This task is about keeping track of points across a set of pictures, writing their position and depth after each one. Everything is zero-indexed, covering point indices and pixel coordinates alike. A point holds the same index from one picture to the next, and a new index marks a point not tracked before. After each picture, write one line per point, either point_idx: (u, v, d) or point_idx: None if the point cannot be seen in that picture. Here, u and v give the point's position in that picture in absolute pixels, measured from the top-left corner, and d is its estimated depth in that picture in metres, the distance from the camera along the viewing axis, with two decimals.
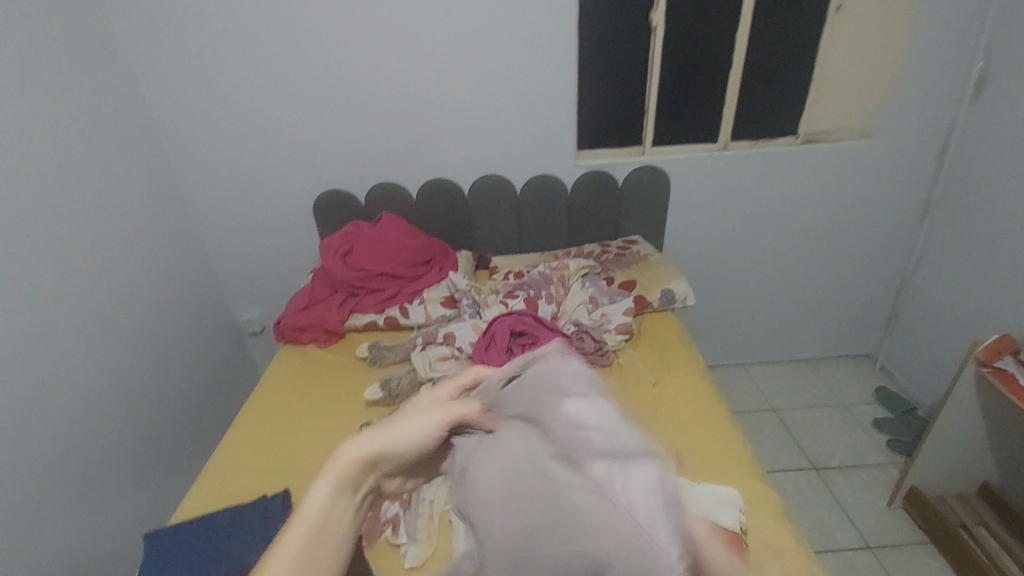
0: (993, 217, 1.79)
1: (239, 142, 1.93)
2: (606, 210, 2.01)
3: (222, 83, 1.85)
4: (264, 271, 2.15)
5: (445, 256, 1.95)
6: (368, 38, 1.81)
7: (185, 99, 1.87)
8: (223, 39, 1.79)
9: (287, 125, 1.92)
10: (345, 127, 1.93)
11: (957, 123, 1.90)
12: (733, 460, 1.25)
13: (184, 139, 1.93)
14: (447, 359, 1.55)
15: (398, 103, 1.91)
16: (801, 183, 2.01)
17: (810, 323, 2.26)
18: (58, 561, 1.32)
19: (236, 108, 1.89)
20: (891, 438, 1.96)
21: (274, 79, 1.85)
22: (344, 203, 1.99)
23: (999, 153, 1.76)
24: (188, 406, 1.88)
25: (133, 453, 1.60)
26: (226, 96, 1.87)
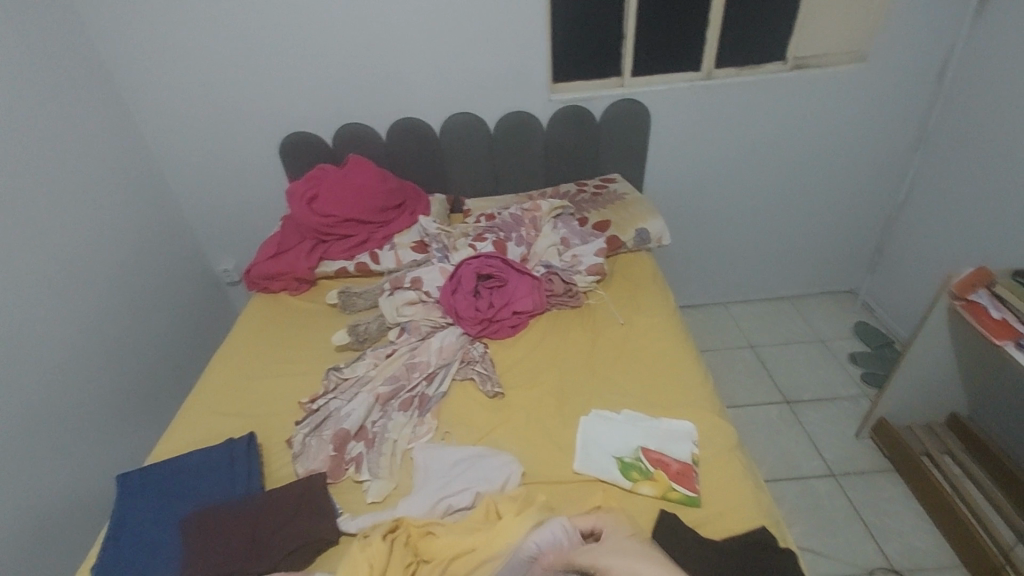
0: (987, 145, 1.70)
1: (194, 79, 1.82)
2: (582, 147, 1.93)
3: (167, 14, 1.71)
4: (234, 217, 2.09)
5: (417, 200, 1.90)
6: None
7: (129, 30, 1.73)
8: None
9: (243, 61, 1.80)
10: (305, 60, 1.81)
11: (959, 43, 1.78)
12: (695, 397, 1.26)
13: (136, 77, 1.81)
14: (415, 303, 1.54)
15: (359, 34, 1.78)
16: (788, 113, 1.91)
17: (793, 259, 2.23)
18: (43, 500, 1.37)
19: (187, 40, 1.75)
20: (864, 371, 1.98)
21: (223, 9, 1.71)
22: (310, 146, 1.91)
23: (998, 75, 1.66)
24: (166, 353, 1.90)
25: (111, 400, 1.64)
26: (175, 28, 1.73)
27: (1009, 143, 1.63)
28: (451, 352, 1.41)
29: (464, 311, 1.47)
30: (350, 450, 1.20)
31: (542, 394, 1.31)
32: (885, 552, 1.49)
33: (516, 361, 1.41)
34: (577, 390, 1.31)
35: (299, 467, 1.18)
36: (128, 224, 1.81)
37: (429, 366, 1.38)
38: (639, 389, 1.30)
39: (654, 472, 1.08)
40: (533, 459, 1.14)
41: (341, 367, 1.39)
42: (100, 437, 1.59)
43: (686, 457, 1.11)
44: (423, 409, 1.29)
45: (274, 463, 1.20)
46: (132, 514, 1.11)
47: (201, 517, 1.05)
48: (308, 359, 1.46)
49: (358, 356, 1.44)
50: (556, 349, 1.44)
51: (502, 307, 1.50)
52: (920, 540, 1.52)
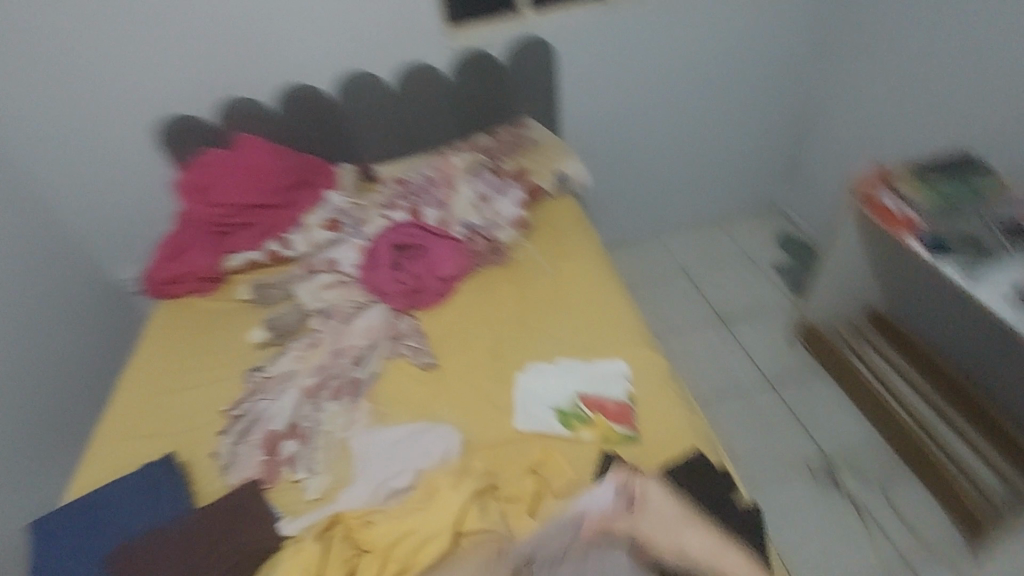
0: (884, 44, 1.74)
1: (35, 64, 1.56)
2: (491, 94, 1.83)
3: None
4: (117, 219, 1.85)
5: (321, 173, 1.77)
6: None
7: None
8: None
9: (89, 37, 1.55)
10: (164, 29, 1.58)
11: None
12: (627, 335, 1.27)
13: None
14: (334, 286, 1.46)
15: None
16: (693, 32, 1.88)
17: (717, 181, 2.25)
18: None
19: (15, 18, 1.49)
20: (789, 280, 2.08)
21: None
22: (192, 129, 1.72)
23: None
24: (71, 380, 1.72)
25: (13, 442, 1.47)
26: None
27: (901, 40, 1.67)
28: (378, 331, 1.34)
29: (386, 286, 1.42)
30: (282, 451, 1.13)
31: (477, 358, 1.28)
32: (817, 443, 1.63)
33: (448, 329, 1.37)
34: (512, 348, 1.29)
35: (230, 478, 1.11)
36: None
37: (356, 349, 1.31)
38: (572, 336, 1.29)
39: (593, 417, 1.09)
40: (474, 425, 1.13)
41: (263, 367, 1.30)
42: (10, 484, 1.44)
43: (622, 396, 1.12)
44: (355, 394, 1.23)
45: (204, 479, 1.13)
46: (52, 561, 1.02)
47: (127, 552, 0.97)
48: (226, 363, 1.36)
49: (279, 351, 1.34)
50: (487, 309, 1.40)
51: (426, 275, 1.44)
52: (848, 428, 1.65)
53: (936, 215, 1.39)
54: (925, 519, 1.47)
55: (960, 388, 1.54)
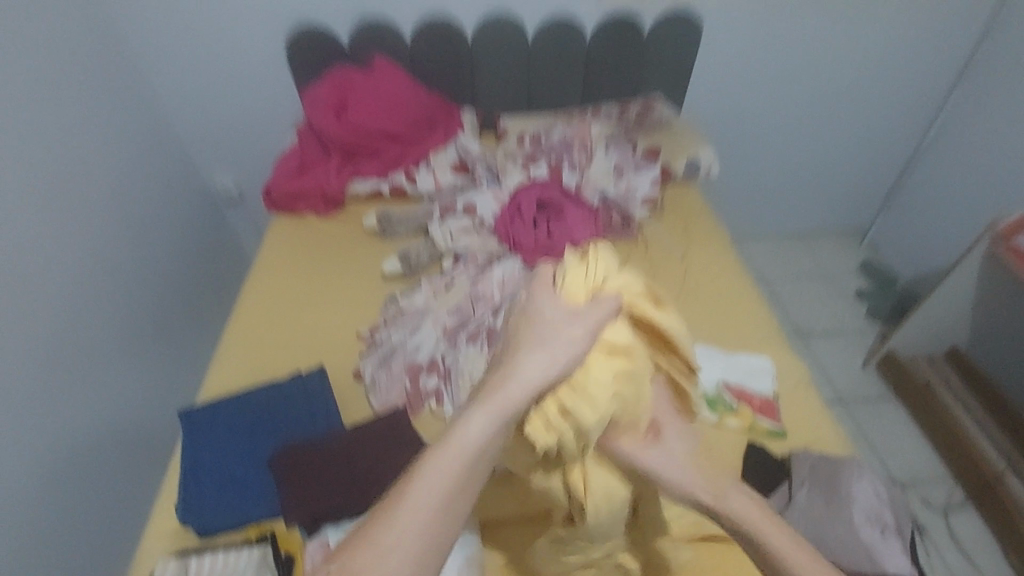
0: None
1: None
2: (625, 59, 1.71)
3: None
4: (230, 126, 1.84)
5: (448, 114, 1.68)
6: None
7: None
8: None
9: None
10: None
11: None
12: (761, 330, 1.29)
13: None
14: (468, 231, 1.43)
15: None
16: (837, 43, 1.81)
17: (811, 196, 2.23)
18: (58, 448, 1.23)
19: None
20: (871, 307, 2.07)
21: None
22: (322, 47, 1.64)
23: None
24: (170, 296, 1.71)
25: (116, 343, 1.46)
26: None
27: None
28: (517, 283, 1.27)
29: (525, 241, 1.39)
30: (426, 385, 1.15)
31: None
32: (888, 469, 1.65)
33: None
34: None
35: (374, 400, 1.14)
36: (114, 131, 1.56)
37: (495, 298, 1.26)
38: (704, 323, 1.30)
39: (739, 408, 1.10)
40: None
41: (398, 298, 1.31)
42: (123, 369, 1.47)
43: (768, 392, 1.13)
44: (492, 342, 1.15)
45: (343, 398, 1.16)
46: (205, 446, 1.01)
47: (285, 457, 0.98)
48: (354, 291, 1.37)
49: (414, 287, 1.34)
50: None
51: (562, 238, 1.39)
52: (917, 457, 1.68)
53: None
54: (981, 554, 1.49)
55: None
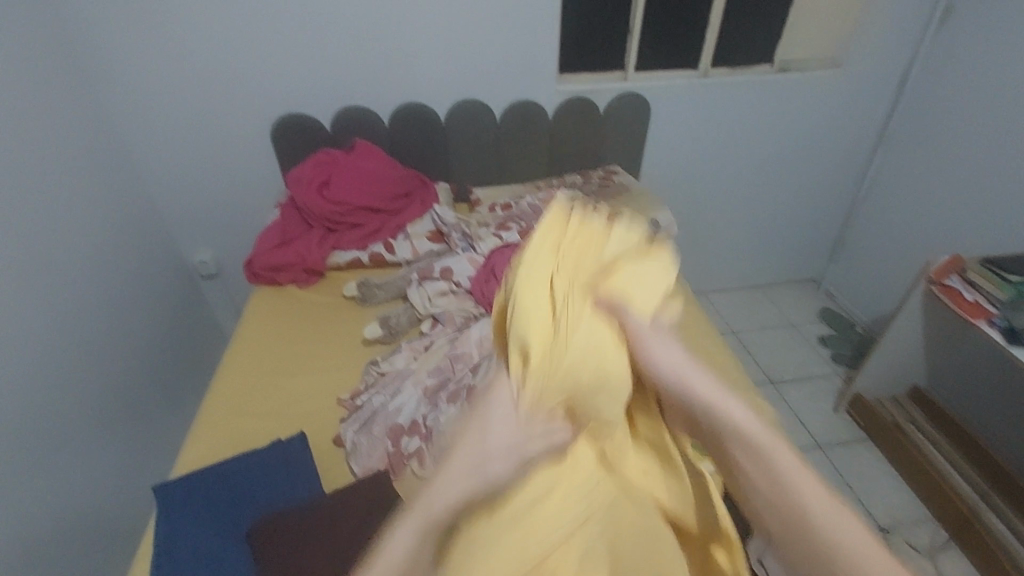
0: (958, 139, 1.86)
1: (171, 39, 1.62)
2: (584, 135, 1.89)
3: (153, 9, 1.57)
4: (216, 205, 1.93)
5: (424, 188, 1.80)
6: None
7: (116, 28, 1.58)
8: None
9: (222, 53, 1.66)
10: (298, 25, 1.64)
11: (924, 41, 1.93)
12: (729, 375, 1.35)
13: (96, 32, 1.58)
14: (446, 295, 1.49)
15: (353, 14, 1.65)
16: (772, 116, 2.04)
17: (766, 251, 2.40)
18: (24, 540, 1.18)
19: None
20: (833, 351, 2.18)
21: None
22: (307, 132, 1.78)
23: (963, 79, 1.82)
24: (144, 373, 1.70)
25: (89, 424, 1.43)
26: (160, 19, 1.58)
27: (955, 155, 1.88)
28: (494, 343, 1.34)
29: None
30: (408, 446, 1.15)
31: None
32: (871, 512, 1.67)
33: None
34: None
35: (355, 466, 1.14)
36: (104, 213, 1.63)
37: (474, 357, 1.31)
38: None
39: None
40: None
41: (379, 361, 1.34)
42: (98, 445, 1.45)
43: None
44: None
45: (325, 465, 1.15)
46: (182, 521, 0.99)
47: (265, 527, 0.97)
48: (335, 357, 1.39)
49: (394, 350, 1.38)
50: None
51: None
52: (896, 496, 1.71)
53: (1009, 305, 1.45)
54: None
55: (1006, 480, 1.60)
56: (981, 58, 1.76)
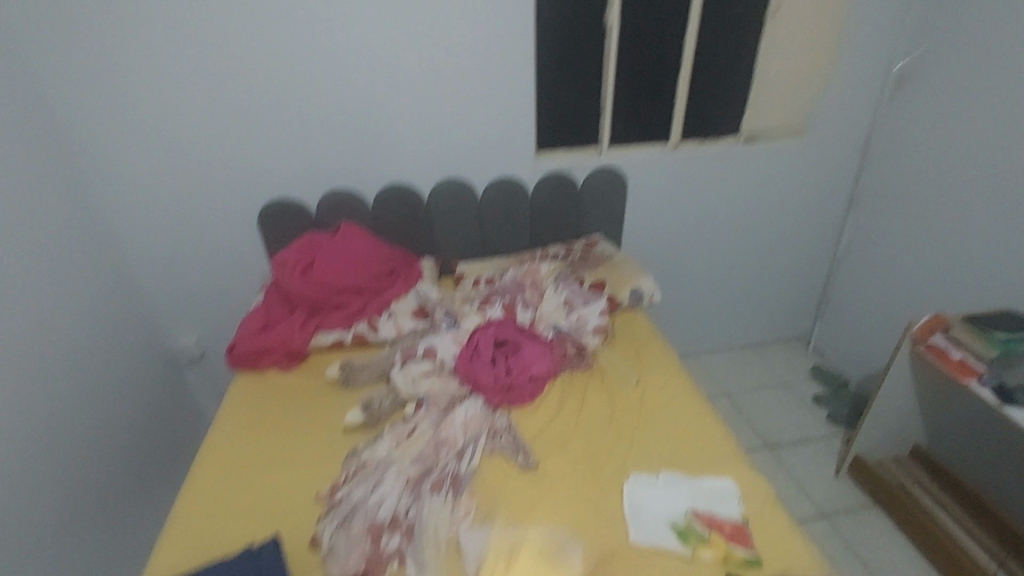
0: (923, 200, 1.93)
1: (161, 133, 1.69)
2: (564, 209, 1.95)
3: (147, 110, 1.66)
4: (202, 289, 1.94)
5: (408, 266, 1.82)
6: (309, 7, 1.61)
7: (111, 128, 1.66)
8: (147, 59, 1.60)
9: (213, 146, 1.73)
10: (285, 116, 1.73)
11: (879, 111, 2.05)
12: (722, 448, 1.31)
13: (91, 132, 1.66)
14: (430, 375, 1.46)
15: (339, 107, 1.75)
16: (744, 183, 2.12)
17: (752, 310, 2.42)
18: None
19: (159, 88, 1.64)
20: (830, 411, 2.14)
21: (202, 93, 1.66)
22: (293, 215, 1.82)
23: (919, 144, 1.93)
24: (116, 467, 1.63)
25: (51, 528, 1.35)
26: (154, 119, 1.67)
27: (921, 214, 1.95)
28: (477, 425, 1.34)
29: (485, 380, 1.42)
30: (387, 545, 1.09)
31: (576, 464, 1.29)
32: None
33: (542, 429, 1.39)
34: (610, 456, 1.30)
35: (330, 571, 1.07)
36: (85, 300, 1.63)
37: (457, 443, 1.30)
38: (667, 449, 1.32)
39: (712, 539, 1.09)
40: (589, 536, 1.12)
41: (360, 450, 1.29)
42: (60, 551, 1.36)
43: (736, 516, 1.14)
44: (456, 490, 1.20)
45: (299, 570, 1.08)
46: None
47: None
48: (315, 446, 1.35)
49: (375, 437, 1.33)
50: (577, 416, 1.42)
51: (520, 375, 1.45)
52: (910, 569, 1.63)
53: (995, 360, 1.47)
54: None
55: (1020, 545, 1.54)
56: (933, 125, 1.87)
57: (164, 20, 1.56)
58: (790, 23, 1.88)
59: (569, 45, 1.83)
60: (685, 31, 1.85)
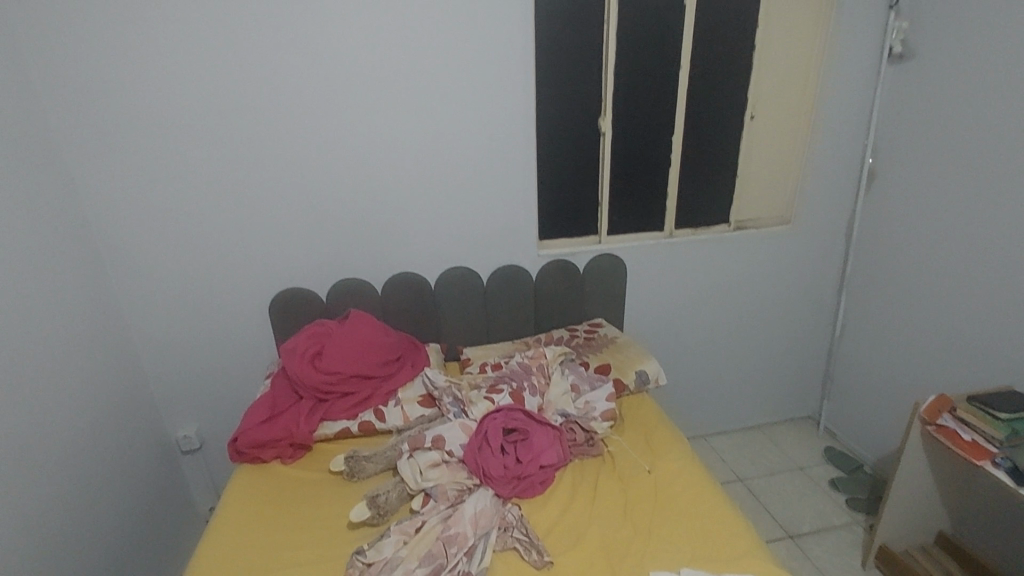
0: (909, 282, 2.01)
1: (182, 228, 1.78)
2: (567, 294, 2.02)
3: (170, 208, 1.76)
4: (207, 377, 1.95)
5: (416, 351, 1.85)
6: (330, 115, 1.76)
7: (134, 226, 1.76)
8: (176, 167, 1.73)
9: (230, 240, 1.82)
10: (303, 211, 1.84)
11: (858, 200, 2.19)
12: (742, 539, 1.26)
13: (115, 229, 1.75)
14: (438, 466, 1.43)
15: (353, 203, 1.86)
16: (738, 267, 2.21)
17: (757, 391, 2.41)
18: None
19: (183, 188, 1.74)
20: (848, 497, 2.07)
21: (224, 193, 1.77)
22: (305, 304, 1.88)
23: (899, 230, 2.05)
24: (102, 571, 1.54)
25: None
26: (177, 216, 1.77)
27: (908, 294, 2.03)
28: (488, 520, 1.30)
29: (495, 471, 1.39)
30: None
31: (591, 561, 1.23)
32: None
33: (554, 522, 1.34)
34: (626, 551, 1.25)
35: None
36: (86, 392, 1.61)
37: (467, 540, 1.25)
38: (684, 541, 1.27)
39: None
40: None
41: (365, 549, 1.23)
42: None
43: None
44: None
45: None
46: None
47: None
48: (319, 544, 1.29)
49: (382, 533, 1.28)
50: (590, 507, 1.38)
51: (530, 465, 1.42)
52: None
53: (1006, 442, 1.45)
54: None
55: None
56: (908, 213, 2.00)
57: (195, 130, 1.70)
58: (762, 129, 2.10)
59: (567, 146, 2.00)
60: (671, 135, 2.04)
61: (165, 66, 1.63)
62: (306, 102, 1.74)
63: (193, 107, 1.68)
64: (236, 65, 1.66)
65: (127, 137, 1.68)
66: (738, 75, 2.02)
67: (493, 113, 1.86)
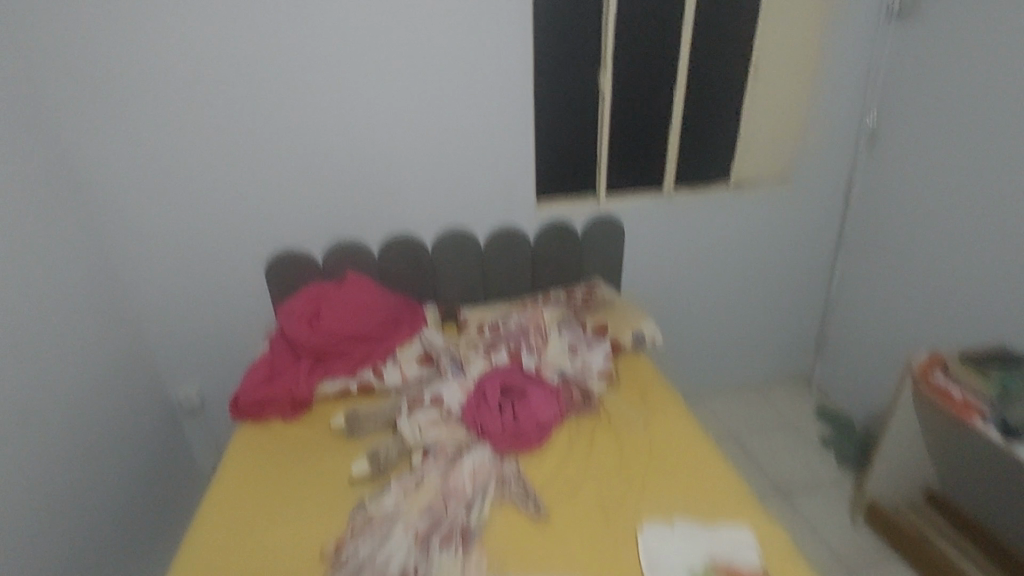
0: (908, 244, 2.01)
1: (172, 190, 1.74)
2: (564, 256, 2.00)
3: (159, 170, 1.71)
4: (205, 341, 1.95)
5: (412, 312, 1.83)
6: (320, 71, 1.69)
7: (123, 187, 1.71)
8: (164, 125, 1.67)
9: (222, 203, 1.78)
10: (294, 173, 1.79)
11: (861, 161, 2.15)
12: (734, 493, 1.30)
13: (103, 191, 1.71)
14: (436, 424, 1.45)
15: (346, 164, 1.82)
16: (736, 229, 2.19)
17: (752, 353, 2.44)
18: None
19: (173, 149, 1.69)
20: (838, 454, 2.12)
21: (213, 153, 1.72)
22: (298, 266, 1.85)
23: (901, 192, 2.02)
24: (113, 527, 1.58)
25: None
26: (167, 177, 1.72)
27: (905, 257, 2.02)
28: (487, 474, 1.33)
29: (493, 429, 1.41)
30: None
31: (586, 514, 1.27)
32: None
33: (550, 477, 1.37)
34: (621, 504, 1.29)
35: None
36: (88, 357, 1.62)
37: (466, 493, 1.28)
38: (677, 495, 1.31)
39: None
40: None
41: (366, 503, 1.26)
42: None
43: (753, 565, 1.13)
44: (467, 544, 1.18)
45: None
46: None
47: None
48: (322, 499, 1.33)
49: (383, 488, 1.31)
50: (586, 462, 1.41)
51: (528, 423, 1.44)
52: None
53: (997, 400, 1.48)
54: None
55: None
56: (908, 176, 1.96)
57: (181, 87, 1.64)
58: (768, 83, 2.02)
59: (564, 103, 1.93)
60: (672, 90, 1.97)
61: (148, 19, 1.55)
62: (293, 58, 1.66)
63: (178, 62, 1.61)
64: (221, 18, 1.59)
65: (111, 95, 1.61)
66: (745, 27, 1.93)
67: (491, 69, 1.79)
